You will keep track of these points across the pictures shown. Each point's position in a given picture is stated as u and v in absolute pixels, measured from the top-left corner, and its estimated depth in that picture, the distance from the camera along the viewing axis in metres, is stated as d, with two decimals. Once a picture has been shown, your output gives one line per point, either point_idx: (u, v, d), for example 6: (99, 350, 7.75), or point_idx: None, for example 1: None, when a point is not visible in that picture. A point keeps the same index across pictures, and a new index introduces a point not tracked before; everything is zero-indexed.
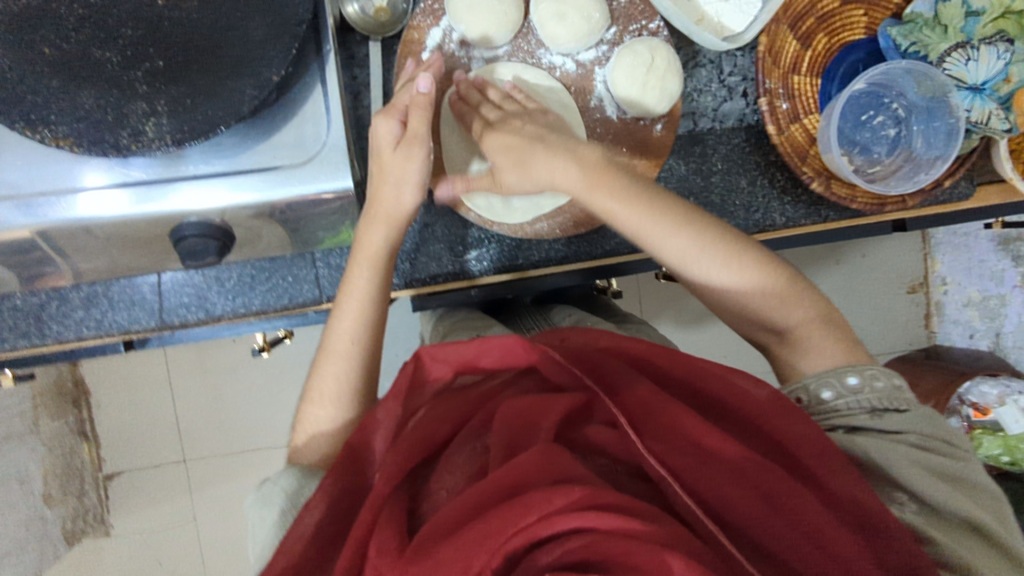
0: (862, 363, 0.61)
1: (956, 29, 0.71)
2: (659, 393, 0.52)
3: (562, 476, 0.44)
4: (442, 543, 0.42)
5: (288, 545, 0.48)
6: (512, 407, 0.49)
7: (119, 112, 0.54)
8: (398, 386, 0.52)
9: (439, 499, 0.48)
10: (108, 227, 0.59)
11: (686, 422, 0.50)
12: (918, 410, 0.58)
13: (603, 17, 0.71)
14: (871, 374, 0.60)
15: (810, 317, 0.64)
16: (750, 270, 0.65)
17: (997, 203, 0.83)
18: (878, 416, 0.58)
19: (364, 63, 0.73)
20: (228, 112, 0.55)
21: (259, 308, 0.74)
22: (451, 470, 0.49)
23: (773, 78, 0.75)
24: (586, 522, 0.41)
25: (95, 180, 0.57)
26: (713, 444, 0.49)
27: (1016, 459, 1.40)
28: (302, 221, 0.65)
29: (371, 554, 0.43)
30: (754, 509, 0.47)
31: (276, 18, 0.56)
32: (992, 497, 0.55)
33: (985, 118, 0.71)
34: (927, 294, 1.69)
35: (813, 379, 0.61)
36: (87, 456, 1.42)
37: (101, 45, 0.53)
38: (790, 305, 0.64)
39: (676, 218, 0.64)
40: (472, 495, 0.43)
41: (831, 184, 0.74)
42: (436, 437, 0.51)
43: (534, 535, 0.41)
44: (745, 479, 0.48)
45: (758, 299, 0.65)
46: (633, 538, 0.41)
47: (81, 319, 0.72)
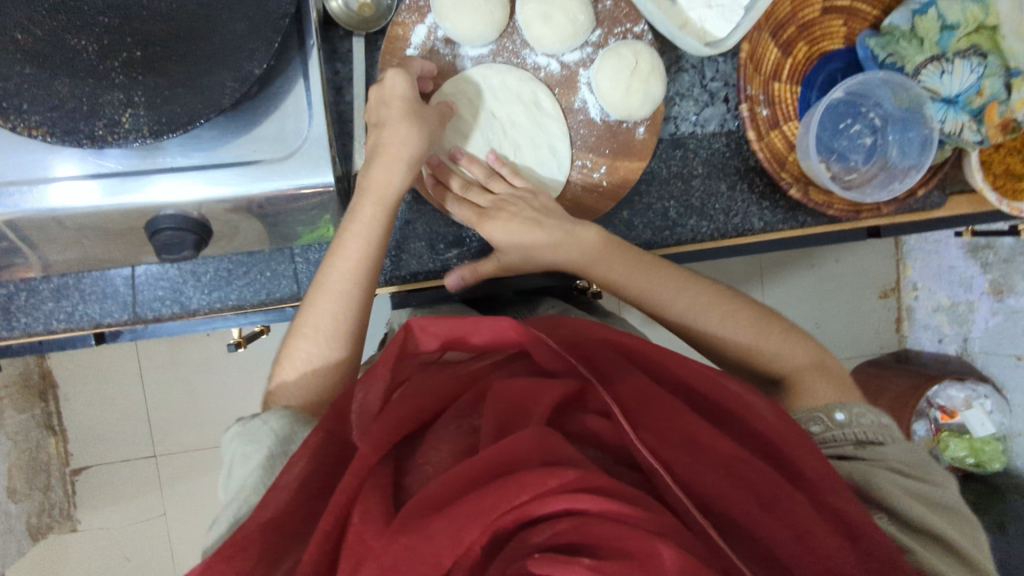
0: (850, 401, 0.63)
1: (931, 42, 0.72)
2: (648, 387, 0.53)
3: (554, 459, 0.44)
4: (432, 514, 0.41)
5: (275, 495, 0.46)
6: (503, 392, 0.50)
7: (94, 102, 0.52)
8: (388, 352, 0.51)
9: (423, 474, 0.47)
10: (75, 218, 0.58)
11: (675, 415, 0.51)
12: (903, 442, 0.60)
13: (588, 19, 0.72)
14: (858, 412, 0.62)
15: (804, 363, 0.67)
16: (751, 325, 0.69)
17: (969, 213, 0.85)
18: (864, 446, 0.60)
19: (347, 57, 0.73)
20: (207, 106, 0.54)
21: (235, 303, 0.73)
22: (435, 446, 0.49)
23: (754, 84, 0.75)
24: (578, 504, 0.41)
25: (69, 168, 0.56)
26: (702, 438, 0.50)
27: (980, 460, 1.48)
28: (283, 216, 0.64)
29: (355, 519, 0.41)
30: (740, 504, 0.47)
31: (258, 10, 0.55)
32: (967, 521, 0.56)
33: (958, 129, 0.72)
34: (898, 299, 1.75)
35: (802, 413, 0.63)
36: (53, 450, 1.39)
37: (77, 33, 0.52)
38: (788, 352, 0.68)
39: (674, 284, 0.71)
40: (467, 470, 0.43)
41: (809, 191, 0.76)
42: (425, 410, 0.51)
43: (524, 514, 0.41)
44: (729, 473, 0.49)
45: (759, 348, 0.68)
46: (621, 523, 0.42)
47: (51, 311, 0.71)
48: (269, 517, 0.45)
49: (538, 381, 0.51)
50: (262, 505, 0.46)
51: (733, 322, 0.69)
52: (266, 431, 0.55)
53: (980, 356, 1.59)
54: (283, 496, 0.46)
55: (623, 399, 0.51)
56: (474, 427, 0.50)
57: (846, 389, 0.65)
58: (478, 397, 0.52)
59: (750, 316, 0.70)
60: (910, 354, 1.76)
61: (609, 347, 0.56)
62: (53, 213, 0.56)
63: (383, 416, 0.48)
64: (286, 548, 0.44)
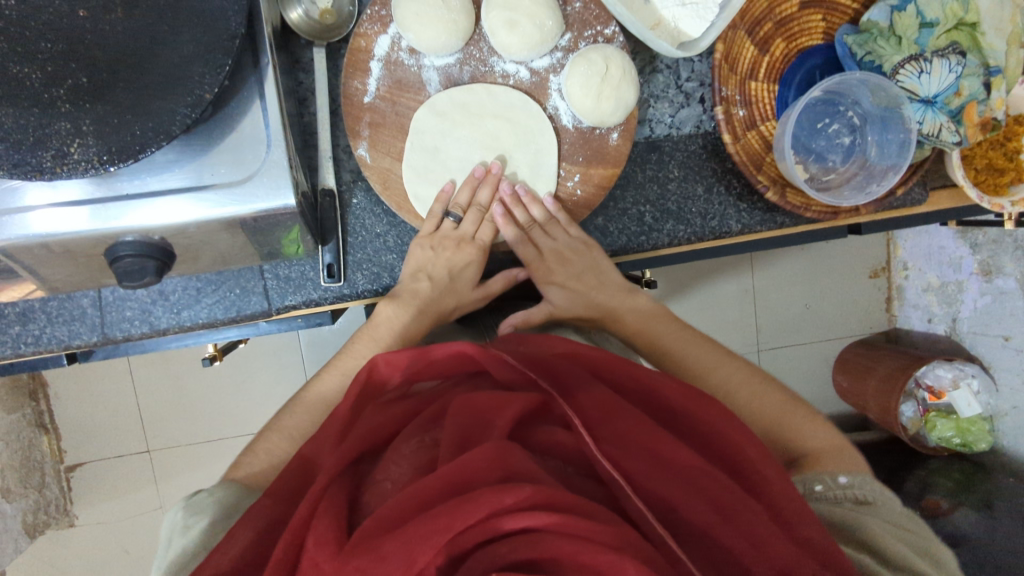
0: (853, 470, 0.62)
1: (910, 40, 0.71)
2: (612, 399, 0.52)
3: (510, 474, 0.43)
4: (387, 535, 0.41)
5: (237, 538, 0.47)
6: (463, 405, 0.50)
7: (41, 132, 0.51)
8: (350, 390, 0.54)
9: (383, 490, 0.47)
10: (23, 247, 0.56)
11: (637, 428, 0.50)
12: (899, 509, 0.59)
13: (556, 24, 0.70)
14: (864, 479, 0.61)
15: (825, 446, 0.65)
16: (780, 404, 0.70)
17: (951, 207, 0.84)
18: (865, 507, 0.59)
19: (309, 67, 0.71)
20: (158, 133, 0.52)
21: (206, 321, 0.73)
22: (396, 461, 0.49)
23: (729, 85, 0.73)
24: (535, 522, 0.40)
25: (28, 199, 0.55)
26: (665, 450, 0.49)
27: (967, 440, 1.48)
28: (251, 235, 0.63)
29: (308, 543, 0.41)
30: (700, 514, 0.46)
31: (207, 31, 0.53)
32: None
33: (936, 131, 0.71)
34: (888, 278, 1.75)
35: (806, 474, 0.62)
36: (46, 448, 1.40)
37: (18, 61, 0.50)
38: (811, 434, 0.67)
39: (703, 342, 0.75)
40: (423, 488, 0.42)
41: (786, 193, 0.74)
42: (386, 429, 0.51)
43: (481, 531, 0.41)
44: (692, 485, 0.48)
45: (781, 428, 0.68)
46: (579, 538, 0.40)
47: (18, 334, 0.70)
48: (228, 560, 0.45)
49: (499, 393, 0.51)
50: (220, 551, 0.47)
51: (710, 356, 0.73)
52: (213, 500, 0.60)
53: (968, 336, 1.58)
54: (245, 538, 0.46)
55: (585, 411, 0.51)
56: (437, 438, 0.50)
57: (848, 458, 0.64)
58: (439, 411, 0.52)
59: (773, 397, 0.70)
60: (899, 333, 1.76)
61: (573, 359, 0.57)
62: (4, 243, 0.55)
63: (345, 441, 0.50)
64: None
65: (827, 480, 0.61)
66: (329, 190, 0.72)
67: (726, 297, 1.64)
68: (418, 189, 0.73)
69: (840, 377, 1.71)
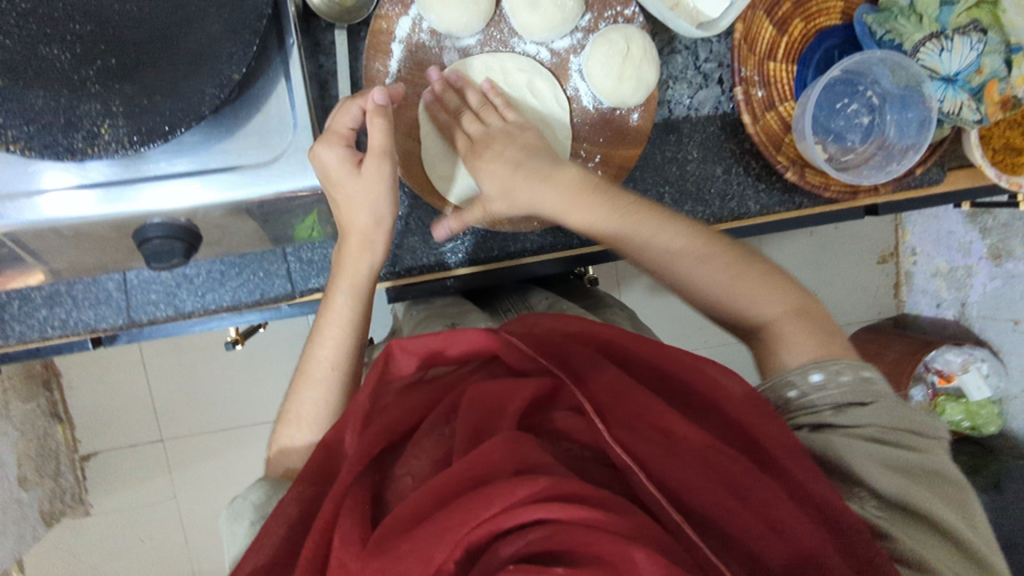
0: (830, 356, 0.57)
1: (931, 18, 0.70)
2: (626, 379, 0.51)
3: (525, 466, 0.43)
4: (404, 535, 0.41)
5: (263, 544, 0.47)
6: (476, 394, 0.49)
7: (71, 114, 0.51)
8: (368, 377, 0.53)
9: (405, 486, 0.48)
10: (32, 231, 0.56)
11: (653, 409, 0.49)
12: (885, 401, 0.55)
13: (577, 4, 0.70)
14: (836, 368, 0.56)
15: (780, 312, 0.61)
16: (724, 269, 0.62)
17: (968, 187, 0.85)
18: (842, 412, 0.55)
19: (330, 50, 0.71)
20: (188, 114, 0.52)
21: (230, 304, 0.73)
22: (418, 455, 0.49)
23: (748, 65, 0.74)
24: (547, 514, 0.40)
25: (43, 181, 0.55)
26: (681, 433, 0.48)
27: (975, 423, 1.50)
28: (271, 217, 0.63)
29: (334, 544, 0.42)
30: (718, 501, 0.46)
31: (234, 12, 0.53)
32: (954, 487, 0.54)
33: (957, 109, 0.72)
34: (896, 264, 1.74)
35: (778, 378, 0.58)
36: (61, 437, 1.40)
37: (48, 42, 0.50)
38: (762, 300, 0.61)
39: (641, 221, 0.65)
40: (438, 485, 0.42)
41: (805, 173, 0.74)
42: (405, 421, 0.51)
43: (494, 526, 0.40)
44: (710, 469, 0.47)
45: (732, 294, 0.62)
46: (594, 529, 0.40)
47: (46, 318, 0.71)
48: (265, 555, 0.46)
49: (512, 381, 0.50)
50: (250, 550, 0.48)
51: (639, 228, 0.65)
52: (248, 505, 0.58)
53: (978, 320, 1.58)
54: (277, 533, 0.47)
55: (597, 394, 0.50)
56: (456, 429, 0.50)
57: (830, 340, 0.59)
58: (455, 400, 0.52)
59: (719, 259, 0.63)
60: (907, 318, 1.76)
61: (587, 341, 0.55)
62: (9, 227, 0.55)
63: (365, 431, 0.50)
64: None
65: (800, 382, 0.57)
66: None
67: None
68: (439, 170, 0.74)
69: None
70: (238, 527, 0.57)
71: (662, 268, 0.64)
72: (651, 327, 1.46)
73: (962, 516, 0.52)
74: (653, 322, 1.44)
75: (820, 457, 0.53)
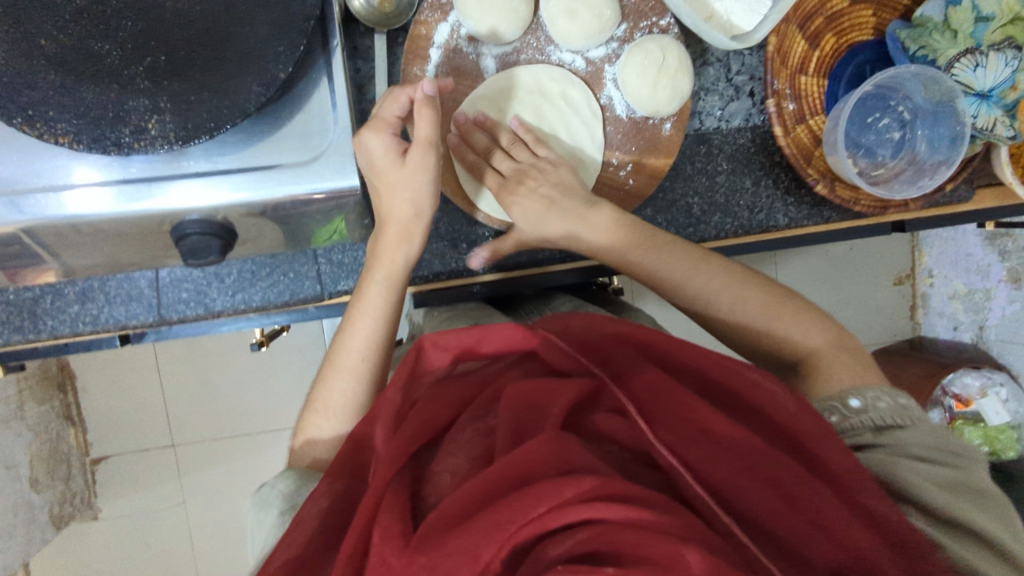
0: (866, 384, 0.62)
1: (965, 35, 0.70)
2: (667, 380, 0.50)
3: (571, 465, 0.42)
4: (450, 533, 0.40)
5: (295, 539, 0.47)
6: (516, 392, 0.49)
7: (119, 109, 0.52)
8: (400, 372, 0.53)
9: (444, 482, 0.46)
10: (49, 227, 0.56)
11: (695, 411, 0.49)
12: (923, 424, 0.58)
13: (614, 14, 0.71)
14: (873, 395, 0.60)
15: (820, 344, 0.66)
16: (764, 301, 0.67)
17: (996, 206, 0.85)
18: (883, 433, 0.58)
19: (367, 55, 0.72)
20: (234, 111, 0.53)
21: (259, 304, 0.74)
22: (453, 451, 0.48)
23: (781, 77, 0.74)
24: (596, 514, 0.40)
25: (71, 176, 0.56)
26: (724, 435, 0.48)
27: (994, 448, 1.47)
28: (291, 220, 0.63)
29: (375, 539, 0.42)
30: (765, 503, 0.45)
31: (283, 11, 0.54)
32: (999, 503, 0.54)
33: (990, 125, 0.72)
34: (913, 286, 1.73)
35: (820, 401, 0.62)
36: (73, 440, 1.40)
37: (100, 39, 0.51)
38: (803, 330, 0.66)
39: (679, 257, 0.69)
40: (483, 482, 0.42)
41: (835, 187, 0.75)
42: (439, 418, 0.50)
43: (543, 526, 0.40)
44: (754, 471, 0.46)
45: (770, 328, 0.67)
46: (643, 529, 0.40)
47: (77, 313, 0.71)
48: (297, 549, 0.46)
49: (552, 382, 0.50)
50: (286, 539, 0.48)
51: (677, 260, 0.69)
52: (276, 495, 0.59)
53: (996, 344, 1.57)
54: (309, 526, 0.47)
55: (638, 396, 0.50)
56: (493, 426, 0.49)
57: (866, 369, 0.63)
58: (491, 399, 0.51)
59: (759, 292, 0.68)
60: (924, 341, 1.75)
61: (623, 342, 0.55)
62: (31, 222, 0.55)
63: (400, 429, 0.49)
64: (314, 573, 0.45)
65: (839, 405, 0.61)
66: None
67: None
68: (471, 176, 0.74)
69: None
70: (265, 516, 0.57)
71: (700, 305, 0.69)
72: None
73: (1008, 528, 0.52)
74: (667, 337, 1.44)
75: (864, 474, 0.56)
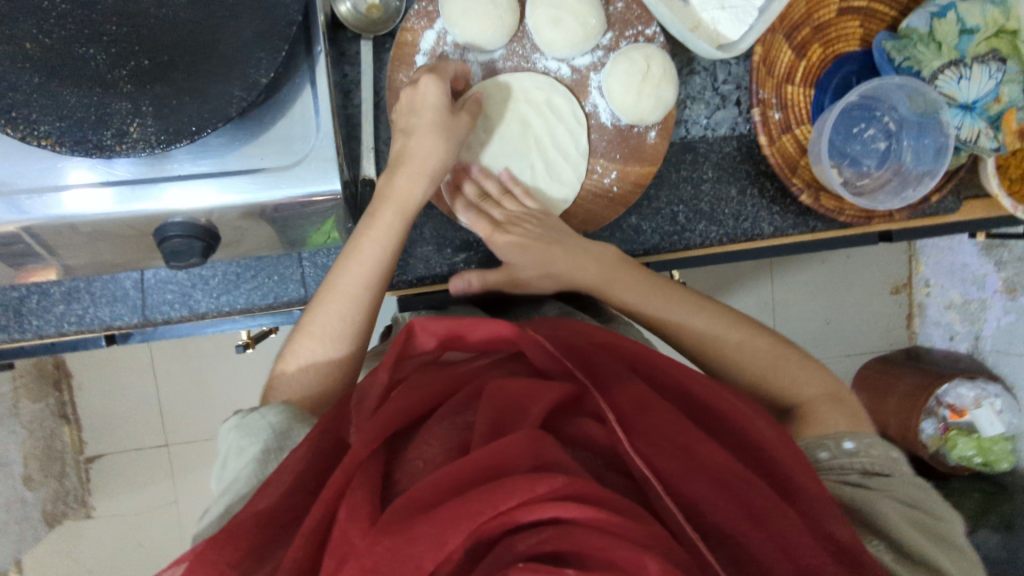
0: (860, 432, 0.62)
1: (949, 46, 0.71)
2: (648, 394, 0.51)
3: (545, 464, 0.43)
4: (419, 514, 0.40)
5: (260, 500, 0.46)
6: (498, 389, 0.49)
7: (102, 112, 0.52)
8: (389, 355, 0.53)
9: (415, 469, 0.46)
10: (50, 227, 0.57)
11: (671, 424, 0.49)
12: (908, 478, 0.58)
13: (599, 23, 0.72)
14: (867, 442, 0.60)
15: (819, 394, 0.66)
16: (770, 350, 0.69)
17: (984, 217, 0.85)
18: (869, 476, 0.58)
19: (355, 60, 0.73)
20: (215, 115, 0.53)
21: (244, 307, 0.74)
22: (428, 441, 0.48)
23: (766, 88, 0.75)
24: (566, 513, 0.40)
25: (66, 178, 0.56)
26: (698, 448, 0.48)
27: (987, 459, 1.47)
28: (288, 219, 0.63)
29: (341, 516, 0.41)
30: (729, 516, 0.45)
31: (265, 18, 0.54)
32: (970, 559, 0.53)
33: (974, 136, 0.72)
34: (909, 295, 1.73)
35: (810, 439, 0.61)
36: (68, 438, 1.41)
37: (85, 42, 0.52)
38: (804, 380, 0.67)
39: (677, 298, 0.72)
40: (457, 471, 0.42)
41: (820, 196, 0.75)
42: (421, 407, 0.51)
43: (510, 519, 0.40)
44: (722, 485, 0.47)
45: (773, 375, 0.68)
46: (607, 533, 0.40)
47: (63, 314, 0.72)
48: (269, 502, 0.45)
49: (534, 384, 0.50)
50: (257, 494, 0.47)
51: (680, 301, 0.72)
52: (263, 424, 0.56)
53: (991, 354, 1.57)
54: (279, 489, 0.46)
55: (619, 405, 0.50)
56: (470, 422, 0.49)
57: (858, 420, 0.63)
58: (472, 395, 0.51)
59: (765, 343, 0.70)
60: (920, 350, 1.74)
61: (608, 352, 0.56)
62: (27, 222, 0.56)
63: (378, 414, 0.49)
64: (278, 541, 0.44)
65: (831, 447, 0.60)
66: (369, 180, 0.73)
67: (744, 308, 1.62)
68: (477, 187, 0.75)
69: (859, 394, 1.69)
70: (247, 445, 0.54)
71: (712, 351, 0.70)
72: None
73: None
74: None
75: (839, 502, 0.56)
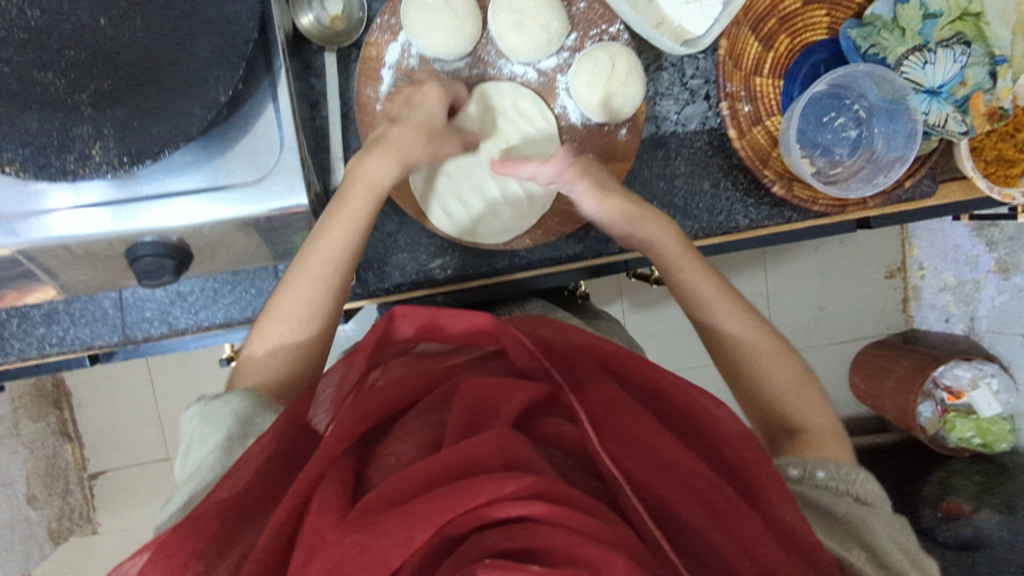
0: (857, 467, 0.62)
1: (913, 31, 0.72)
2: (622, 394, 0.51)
3: (514, 463, 0.43)
4: (386, 510, 0.40)
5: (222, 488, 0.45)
6: (471, 388, 0.49)
7: (64, 136, 0.53)
8: (367, 342, 0.53)
9: (387, 465, 0.47)
10: (44, 248, 0.58)
11: (641, 424, 0.49)
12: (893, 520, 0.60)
13: (562, 25, 0.72)
14: (865, 477, 0.61)
15: (825, 426, 0.65)
16: (794, 373, 0.68)
17: (962, 199, 0.84)
18: (862, 504, 0.59)
19: (321, 72, 0.73)
20: (177, 134, 0.54)
21: (223, 321, 0.75)
22: (402, 438, 0.49)
23: (734, 81, 0.74)
24: (531, 511, 0.40)
25: (47, 202, 0.57)
26: (667, 449, 0.48)
27: (987, 441, 1.46)
28: (281, 229, 0.64)
29: (312, 509, 0.41)
30: (694, 516, 0.46)
31: (221, 37, 0.55)
32: None
33: (942, 121, 0.73)
34: (904, 279, 1.70)
35: (812, 458, 0.61)
36: (70, 456, 1.42)
37: (42, 67, 0.51)
38: (815, 411, 0.66)
39: (712, 282, 0.70)
40: (426, 467, 0.42)
41: (793, 187, 0.74)
42: (396, 403, 0.51)
43: (479, 515, 0.41)
44: (688, 487, 0.47)
45: (786, 398, 0.66)
46: (570, 531, 0.40)
47: (43, 335, 0.72)
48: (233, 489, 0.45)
49: (508, 381, 0.50)
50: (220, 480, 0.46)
51: (711, 287, 0.70)
52: (227, 413, 0.56)
53: (987, 334, 1.57)
54: (248, 473, 0.46)
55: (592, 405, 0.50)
56: (444, 420, 0.50)
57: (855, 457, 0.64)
58: (447, 393, 0.51)
59: (791, 365, 0.68)
60: (917, 334, 1.72)
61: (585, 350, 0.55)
62: (24, 245, 0.57)
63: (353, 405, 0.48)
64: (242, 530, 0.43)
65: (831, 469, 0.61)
66: None
67: None
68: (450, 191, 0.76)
69: (856, 379, 1.69)
70: (211, 434, 0.55)
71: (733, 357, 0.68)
72: (652, 343, 1.45)
73: None
74: (653, 337, 1.45)
75: (835, 516, 0.57)
